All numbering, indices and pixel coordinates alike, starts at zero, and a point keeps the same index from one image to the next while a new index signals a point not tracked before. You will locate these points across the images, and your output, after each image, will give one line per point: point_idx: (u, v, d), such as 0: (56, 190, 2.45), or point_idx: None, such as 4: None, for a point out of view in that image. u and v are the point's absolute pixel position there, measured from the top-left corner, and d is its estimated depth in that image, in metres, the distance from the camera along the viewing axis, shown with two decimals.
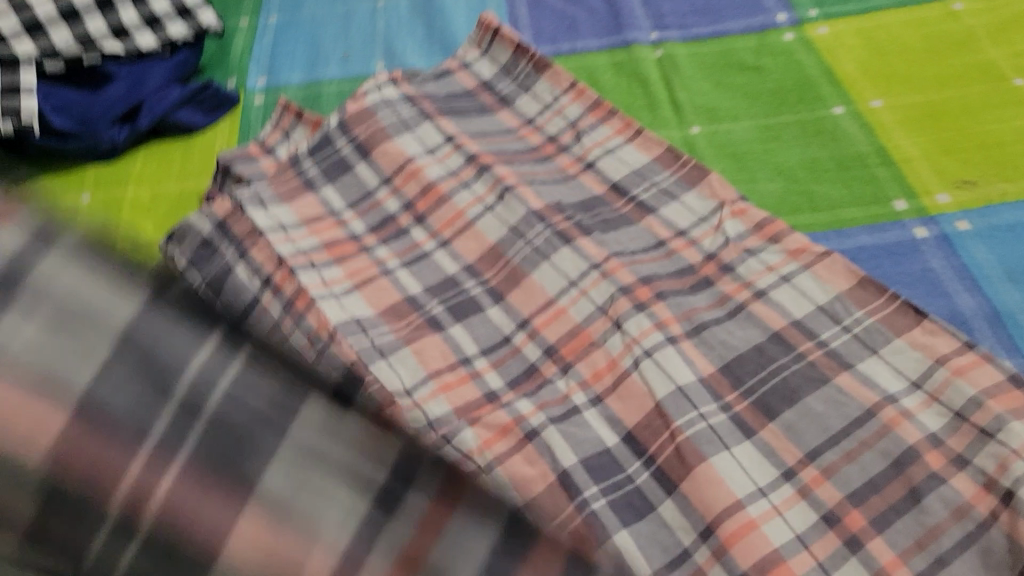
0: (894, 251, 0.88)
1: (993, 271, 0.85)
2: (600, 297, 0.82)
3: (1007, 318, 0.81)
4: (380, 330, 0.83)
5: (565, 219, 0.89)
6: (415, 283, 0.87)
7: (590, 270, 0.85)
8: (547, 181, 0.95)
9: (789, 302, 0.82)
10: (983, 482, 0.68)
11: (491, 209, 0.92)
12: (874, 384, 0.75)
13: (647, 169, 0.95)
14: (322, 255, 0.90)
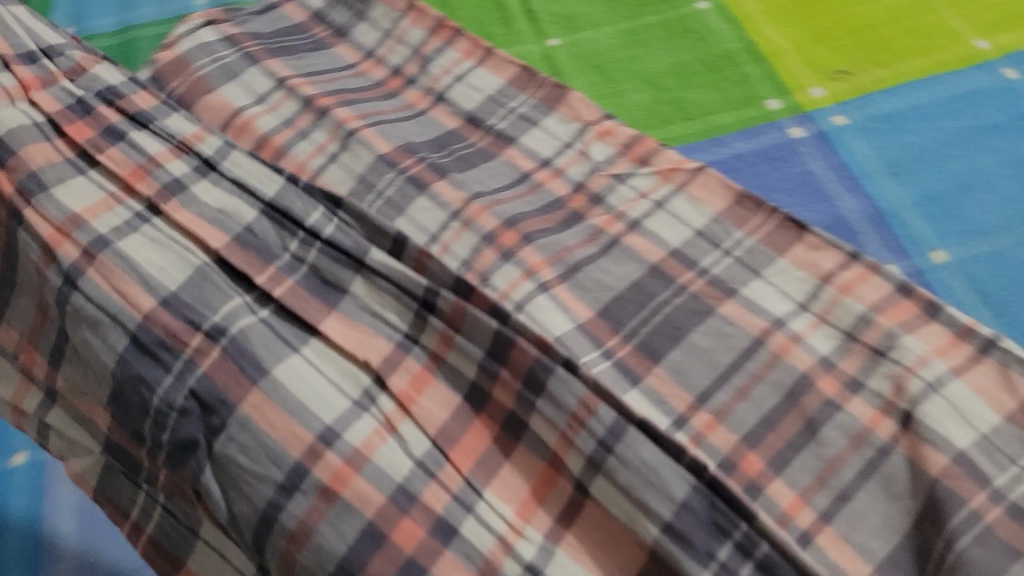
0: (771, 155, 0.82)
1: (874, 166, 0.80)
2: (463, 249, 0.74)
3: (891, 217, 0.77)
4: None
5: (418, 161, 0.81)
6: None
7: (449, 220, 0.76)
8: (394, 120, 0.86)
9: (665, 229, 0.76)
10: (879, 406, 0.64)
11: (336, 159, 0.82)
12: (759, 309, 0.70)
13: (503, 93, 0.88)
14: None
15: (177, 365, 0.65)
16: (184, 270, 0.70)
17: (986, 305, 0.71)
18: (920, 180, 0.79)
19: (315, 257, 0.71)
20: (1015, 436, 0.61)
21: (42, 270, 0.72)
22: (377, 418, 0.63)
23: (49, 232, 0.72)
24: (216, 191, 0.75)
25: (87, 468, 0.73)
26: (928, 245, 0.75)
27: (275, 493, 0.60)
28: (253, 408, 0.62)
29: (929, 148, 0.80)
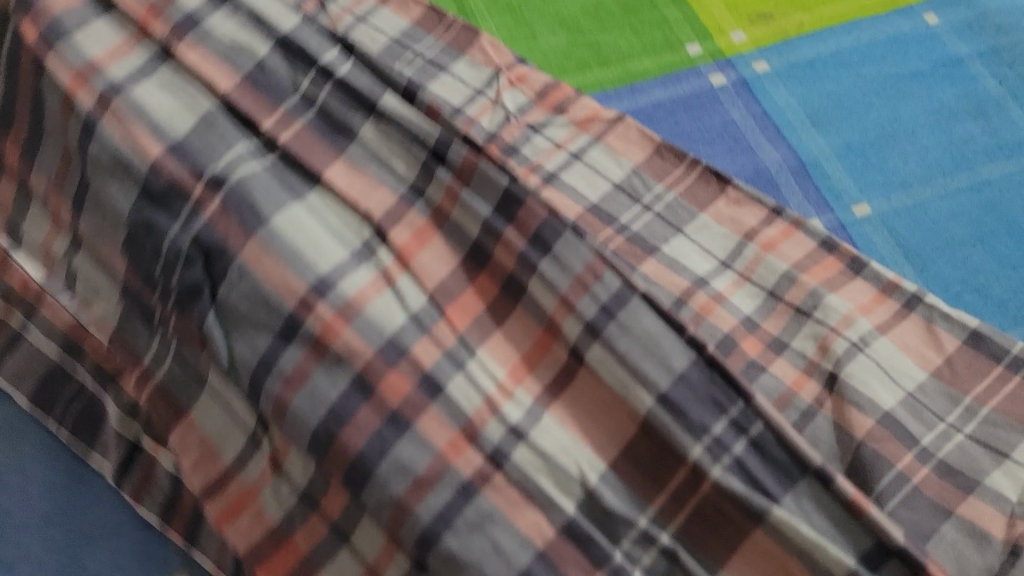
0: (691, 104, 0.79)
1: (796, 115, 0.77)
2: None
3: (814, 169, 0.74)
4: None
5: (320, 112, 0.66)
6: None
7: None
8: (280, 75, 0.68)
9: (578, 187, 0.71)
10: (803, 368, 0.62)
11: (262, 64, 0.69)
12: (680, 267, 0.67)
13: (408, 35, 0.81)
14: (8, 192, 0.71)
15: (179, 221, 0.60)
16: (194, 113, 0.64)
17: (908, 260, 0.69)
18: (843, 130, 0.76)
19: (326, 97, 0.66)
20: (939, 392, 0.61)
21: (62, 120, 0.67)
22: (376, 271, 0.59)
23: (65, 72, 0.66)
24: (232, 25, 0.69)
25: (111, 311, 0.65)
26: (851, 198, 0.73)
27: (273, 344, 0.57)
28: (259, 267, 0.57)
29: (852, 96, 0.78)
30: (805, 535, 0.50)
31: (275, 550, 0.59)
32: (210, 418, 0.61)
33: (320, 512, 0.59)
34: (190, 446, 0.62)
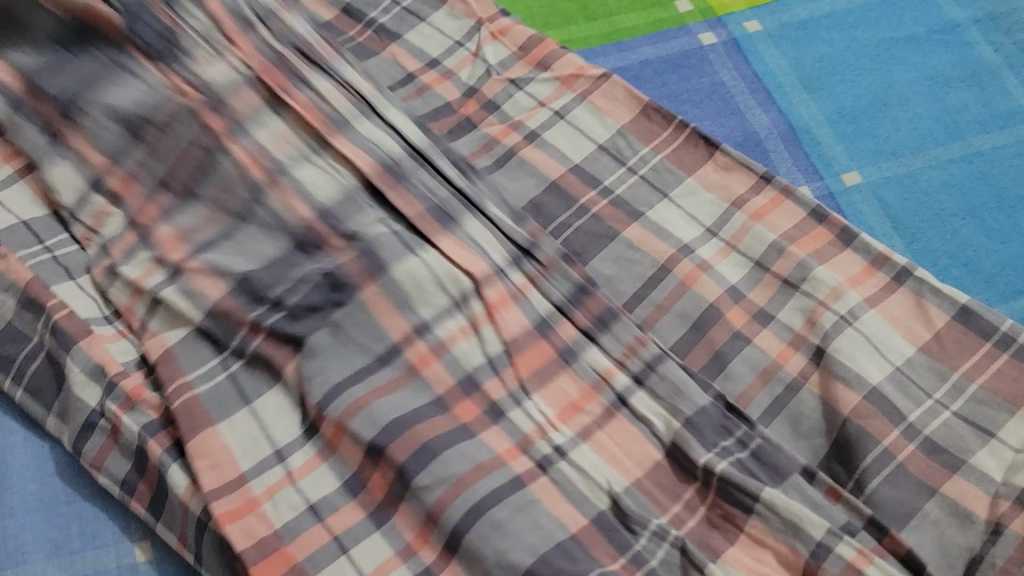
0: (680, 63, 0.76)
1: (788, 78, 0.75)
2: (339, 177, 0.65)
3: (804, 135, 0.72)
4: (63, 241, 0.66)
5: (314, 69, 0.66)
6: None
7: None
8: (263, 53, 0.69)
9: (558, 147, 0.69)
10: (789, 340, 0.60)
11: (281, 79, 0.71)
12: (666, 233, 0.65)
13: None
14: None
15: (312, 263, 0.58)
16: (339, 183, 0.60)
17: (897, 232, 0.67)
18: (835, 95, 0.74)
19: (445, 196, 0.61)
20: (929, 368, 0.59)
21: (230, 185, 0.60)
22: (463, 319, 0.56)
23: (184, 84, 0.62)
24: (374, 129, 0.63)
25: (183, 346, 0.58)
26: (841, 166, 0.71)
27: (368, 363, 0.55)
28: (372, 301, 0.55)
29: (845, 60, 0.76)
30: (794, 515, 0.51)
31: (267, 555, 0.51)
32: (235, 435, 0.55)
33: (323, 521, 0.53)
34: (210, 452, 0.54)
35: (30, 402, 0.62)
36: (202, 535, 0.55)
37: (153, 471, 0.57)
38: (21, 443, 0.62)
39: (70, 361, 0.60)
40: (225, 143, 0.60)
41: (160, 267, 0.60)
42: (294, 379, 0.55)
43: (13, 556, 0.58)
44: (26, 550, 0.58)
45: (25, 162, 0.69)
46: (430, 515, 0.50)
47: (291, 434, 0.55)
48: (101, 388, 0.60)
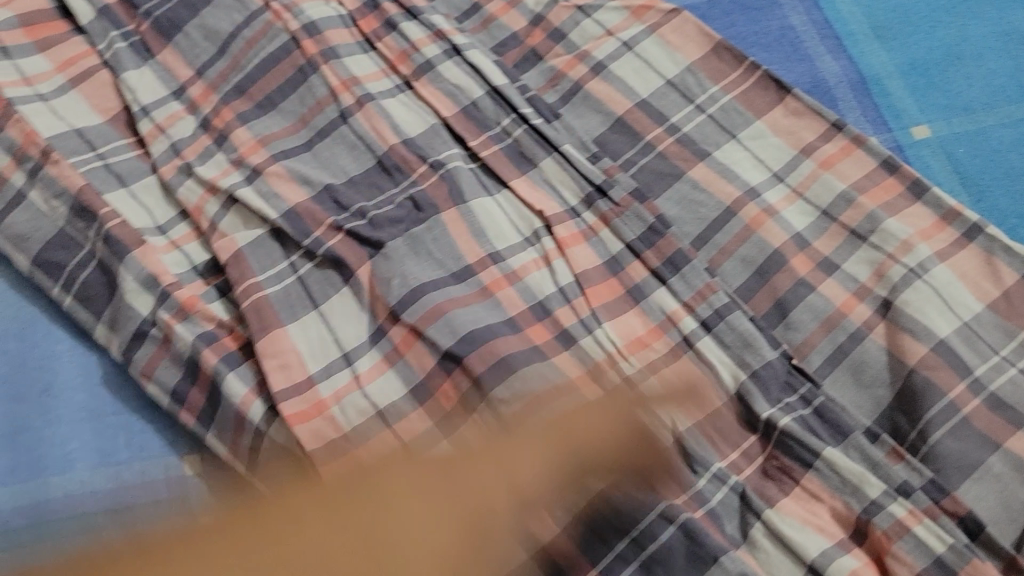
0: (749, 5, 0.74)
1: (859, 27, 0.74)
2: (405, 117, 0.65)
3: (874, 85, 0.70)
4: (116, 146, 0.65)
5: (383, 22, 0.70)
6: (155, 87, 0.67)
7: (395, 89, 0.67)
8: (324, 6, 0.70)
9: (622, 84, 0.68)
10: (854, 290, 0.59)
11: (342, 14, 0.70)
12: (731, 174, 0.64)
13: None
14: (18, 37, 0.69)
15: (398, 189, 0.62)
16: (422, 123, 0.65)
17: (964, 187, 0.65)
18: (907, 47, 0.72)
19: (520, 134, 0.64)
20: (997, 326, 0.57)
21: (315, 104, 0.66)
22: (537, 252, 0.60)
23: (300, 37, 0.67)
24: (459, 71, 0.67)
25: (246, 235, 0.60)
26: (910, 119, 0.69)
27: (443, 277, 0.58)
28: (451, 223, 0.60)
29: (917, 12, 0.74)
30: (853, 469, 0.51)
31: (336, 457, 0.52)
32: (304, 339, 0.57)
33: (393, 429, 0.53)
34: (280, 353, 0.55)
35: (79, 308, 0.61)
36: (256, 447, 0.55)
37: (206, 381, 0.57)
38: (69, 352, 0.61)
39: (122, 268, 0.59)
40: (317, 63, 0.66)
41: (238, 167, 0.63)
42: (368, 288, 0.58)
43: (61, 463, 0.57)
44: (73, 458, 0.58)
45: (78, 71, 0.68)
46: (504, 429, 0.51)
47: (360, 335, 0.57)
48: (154, 297, 0.59)
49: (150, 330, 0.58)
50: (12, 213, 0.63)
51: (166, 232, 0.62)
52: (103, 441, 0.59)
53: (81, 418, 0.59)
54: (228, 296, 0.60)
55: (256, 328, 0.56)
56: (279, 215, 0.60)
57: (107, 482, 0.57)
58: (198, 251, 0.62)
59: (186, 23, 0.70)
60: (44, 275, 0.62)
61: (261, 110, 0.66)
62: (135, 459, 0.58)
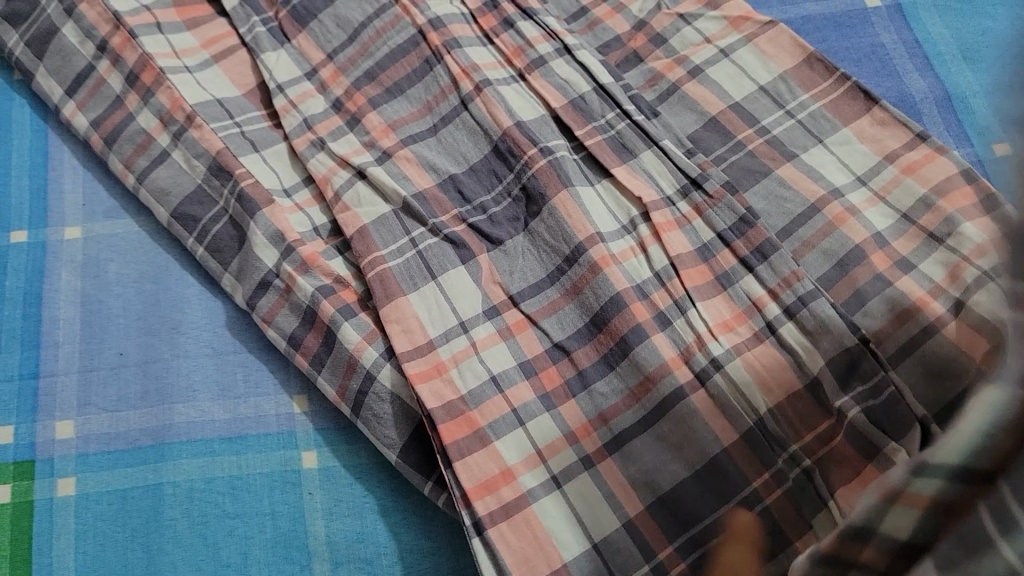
0: (842, 22, 0.79)
1: (948, 48, 0.77)
2: (516, 103, 0.71)
3: (960, 102, 0.74)
4: (251, 117, 0.72)
5: (501, 18, 0.75)
6: (291, 68, 0.74)
7: (509, 78, 0.72)
8: (446, 7, 0.76)
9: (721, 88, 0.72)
10: (929, 288, 0.61)
11: (463, 11, 0.76)
12: (817, 176, 0.68)
13: None
14: (170, 16, 0.77)
15: (514, 176, 0.66)
16: (533, 112, 0.70)
17: None
18: (995, 69, 0.75)
19: (623, 128, 0.69)
20: None
21: (439, 91, 0.71)
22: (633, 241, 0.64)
23: (426, 29, 0.73)
24: (569, 68, 0.72)
25: (368, 211, 0.66)
26: (993, 135, 0.72)
27: (562, 262, 0.62)
28: (560, 205, 0.63)
29: (1006, 35, 0.77)
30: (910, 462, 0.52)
31: (453, 419, 0.58)
32: (423, 306, 0.62)
33: (504, 394, 0.59)
34: (403, 318, 0.61)
35: (211, 258, 0.67)
36: (365, 390, 0.60)
37: (321, 326, 0.62)
38: (196, 296, 0.68)
39: (252, 224, 0.65)
40: (441, 54, 0.72)
41: (370, 149, 0.69)
42: (485, 272, 0.63)
43: (185, 393, 0.64)
44: (195, 388, 0.64)
45: (221, 51, 0.76)
46: (601, 416, 0.57)
47: (474, 309, 0.62)
48: (278, 251, 0.65)
49: (274, 281, 0.64)
50: (157, 169, 0.70)
51: (291, 195, 0.69)
52: (225, 376, 0.65)
53: (206, 355, 0.66)
54: (348, 254, 0.66)
55: (378, 295, 0.62)
56: (408, 193, 0.66)
57: (227, 414, 0.63)
58: (319, 215, 0.68)
59: (321, 12, 0.76)
60: (181, 226, 0.69)
61: (389, 95, 0.73)
62: (253, 395, 0.64)
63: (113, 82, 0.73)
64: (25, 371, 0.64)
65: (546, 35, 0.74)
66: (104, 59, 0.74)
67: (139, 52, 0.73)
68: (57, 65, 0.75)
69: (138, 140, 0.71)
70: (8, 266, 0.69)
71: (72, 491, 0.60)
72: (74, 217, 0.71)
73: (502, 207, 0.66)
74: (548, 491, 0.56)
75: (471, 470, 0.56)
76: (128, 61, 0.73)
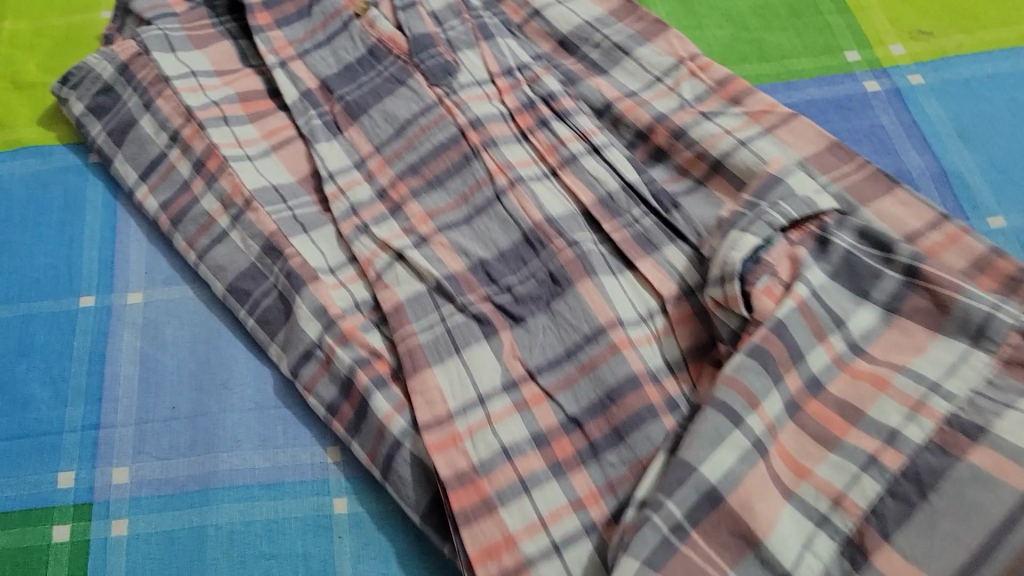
0: (843, 105, 0.84)
1: (944, 129, 0.82)
2: (547, 196, 0.77)
3: (955, 179, 0.78)
4: (302, 202, 0.80)
5: (536, 117, 0.81)
6: (340, 156, 0.81)
7: (542, 174, 0.78)
8: (487, 107, 0.82)
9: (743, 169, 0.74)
10: None
11: (504, 110, 0.82)
12: None
13: (599, 23, 0.88)
14: (235, 109, 0.85)
15: (540, 262, 0.72)
16: (566, 204, 0.76)
17: None
18: (989, 147, 0.80)
19: (647, 224, 0.73)
20: None
21: (474, 183, 0.78)
22: (648, 328, 0.68)
23: (465, 128, 0.80)
24: (597, 166, 0.77)
25: (406, 291, 0.72)
26: (987, 210, 0.76)
27: (580, 340, 0.67)
28: (585, 288, 0.69)
29: (1001, 117, 0.81)
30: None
31: (464, 487, 0.62)
32: (446, 375, 0.67)
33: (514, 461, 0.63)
34: (426, 390, 0.66)
35: (258, 330, 0.74)
36: (391, 453, 0.66)
37: (356, 397, 0.68)
38: (244, 358, 0.74)
39: (299, 299, 0.72)
40: (479, 150, 0.79)
41: (409, 234, 0.76)
42: (508, 348, 0.69)
43: (230, 443, 0.70)
44: (240, 440, 0.70)
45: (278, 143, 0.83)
46: (608, 485, 0.62)
47: (491, 380, 0.67)
48: (320, 324, 0.71)
49: (316, 352, 0.70)
50: (215, 248, 0.78)
51: (336, 272, 0.75)
52: (266, 429, 0.71)
53: (250, 410, 0.72)
54: (385, 330, 0.72)
55: (411, 367, 0.67)
56: (441, 275, 0.72)
57: (267, 464, 0.69)
58: (360, 291, 0.74)
59: (372, 108, 0.84)
60: (234, 301, 0.76)
61: (431, 187, 0.79)
62: (291, 446, 0.70)
63: (181, 168, 0.82)
64: (88, 423, 0.71)
65: (574, 138, 0.79)
66: (175, 148, 0.83)
67: (205, 143, 0.82)
68: (130, 153, 0.84)
69: (201, 221, 0.79)
70: (76, 328, 0.76)
71: (125, 531, 0.66)
72: (137, 284, 0.79)
73: (528, 283, 0.71)
74: (546, 557, 0.59)
75: (476, 537, 0.61)
76: (196, 151, 0.82)
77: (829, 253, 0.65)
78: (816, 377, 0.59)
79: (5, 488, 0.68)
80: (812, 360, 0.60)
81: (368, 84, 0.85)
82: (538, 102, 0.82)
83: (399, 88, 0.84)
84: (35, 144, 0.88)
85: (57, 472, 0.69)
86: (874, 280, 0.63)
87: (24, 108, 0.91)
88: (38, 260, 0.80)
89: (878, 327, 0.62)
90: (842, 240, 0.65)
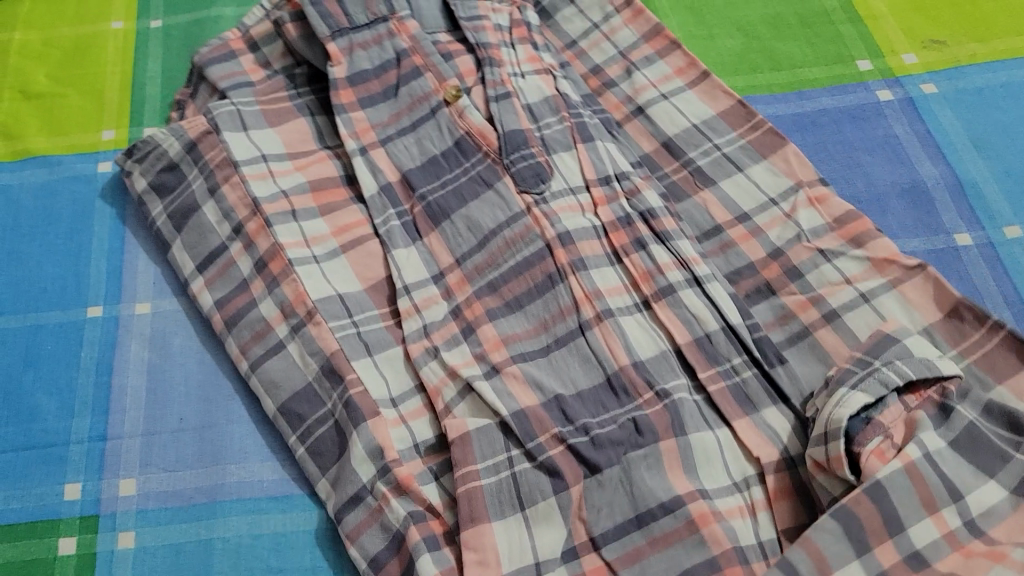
0: (857, 115, 0.83)
1: (959, 138, 0.81)
2: (636, 338, 0.68)
3: (970, 189, 0.77)
4: (368, 315, 0.73)
5: (632, 234, 0.72)
6: (420, 268, 0.74)
7: (633, 305, 0.70)
8: (578, 225, 0.73)
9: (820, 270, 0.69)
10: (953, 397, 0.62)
11: (598, 229, 0.73)
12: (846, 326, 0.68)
13: (634, 51, 0.87)
14: (287, 168, 0.80)
15: (623, 409, 0.64)
16: (656, 344, 0.67)
17: None
18: (1004, 157, 0.79)
19: (747, 377, 0.65)
20: None
21: (558, 310, 0.69)
22: (742, 498, 0.61)
23: (533, 207, 0.74)
24: (698, 300, 0.68)
25: (476, 422, 0.64)
26: (1003, 221, 0.75)
27: (654, 508, 0.59)
28: (666, 448, 0.62)
29: (1016, 127, 0.81)
30: None
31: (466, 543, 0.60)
32: (505, 536, 0.61)
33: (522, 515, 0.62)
34: (481, 548, 0.60)
35: (253, 373, 0.71)
36: None
37: (406, 552, 0.62)
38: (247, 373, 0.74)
39: (356, 435, 0.66)
40: (565, 272, 0.70)
41: (480, 361, 0.68)
42: (575, 506, 0.61)
43: (238, 455, 0.69)
44: (248, 452, 0.69)
45: (342, 238, 0.77)
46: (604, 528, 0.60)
47: (551, 551, 0.60)
48: (375, 466, 0.65)
49: (367, 497, 0.64)
50: (229, 291, 0.75)
51: (399, 404, 0.69)
52: (273, 443, 0.70)
53: (257, 424, 0.71)
54: (444, 481, 0.65)
55: (480, 515, 0.61)
56: (509, 412, 0.64)
57: (275, 476, 0.68)
58: (424, 429, 0.67)
59: (454, 212, 0.75)
60: (235, 338, 0.74)
61: (509, 310, 0.71)
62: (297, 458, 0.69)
63: (196, 188, 0.80)
64: (94, 433, 0.71)
65: (673, 267, 0.70)
66: (237, 242, 0.76)
67: (229, 168, 0.79)
68: (153, 178, 0.82)
69: (258, 327, 0.73)
70: (83, 339, 0.76)
71: (132, 545, 0.65)
72: (145, 294, 0.78)
73: (604, 421, 0.64)
74: None
75: None
76: (218, 175, 0.79)
77: (950, 421, 0.56)
78: (919, 553, 0.53)
79: (10, 499, 0.68)
80: (913, 532, 0.53)
81: (452, 181, 0.77)
82: (635, 218, 0.73)
83: (485, 191, 0.76)
84: (41, 153, 0.88)
85: (64, 483, 0.68)
86: (1002, 463, 0.55)
87: (31, 118, 0.90)
88: (45, 270, 0.80)
89: (1006, 504, 0.54)
90: (965, 412, 0.57)
